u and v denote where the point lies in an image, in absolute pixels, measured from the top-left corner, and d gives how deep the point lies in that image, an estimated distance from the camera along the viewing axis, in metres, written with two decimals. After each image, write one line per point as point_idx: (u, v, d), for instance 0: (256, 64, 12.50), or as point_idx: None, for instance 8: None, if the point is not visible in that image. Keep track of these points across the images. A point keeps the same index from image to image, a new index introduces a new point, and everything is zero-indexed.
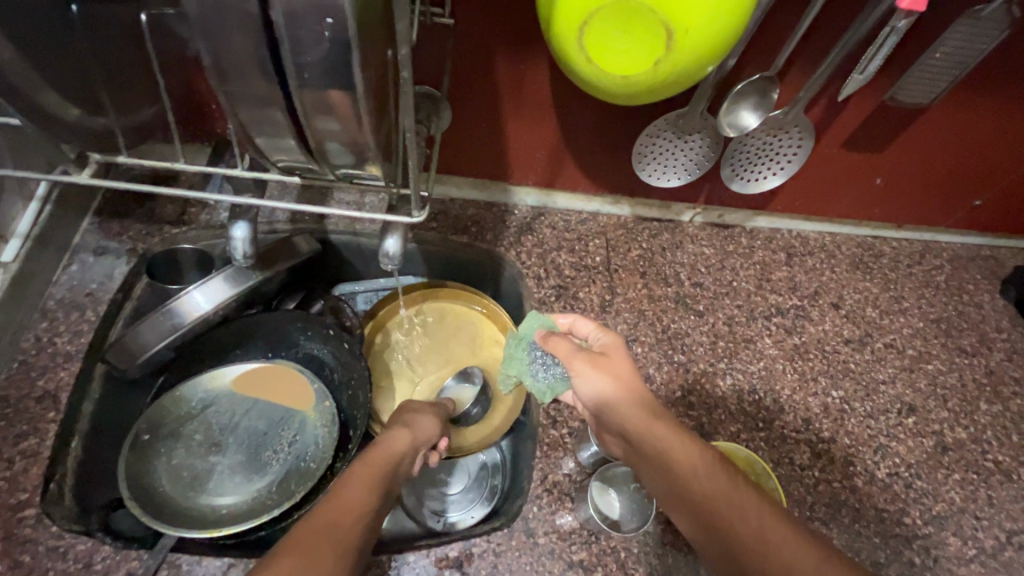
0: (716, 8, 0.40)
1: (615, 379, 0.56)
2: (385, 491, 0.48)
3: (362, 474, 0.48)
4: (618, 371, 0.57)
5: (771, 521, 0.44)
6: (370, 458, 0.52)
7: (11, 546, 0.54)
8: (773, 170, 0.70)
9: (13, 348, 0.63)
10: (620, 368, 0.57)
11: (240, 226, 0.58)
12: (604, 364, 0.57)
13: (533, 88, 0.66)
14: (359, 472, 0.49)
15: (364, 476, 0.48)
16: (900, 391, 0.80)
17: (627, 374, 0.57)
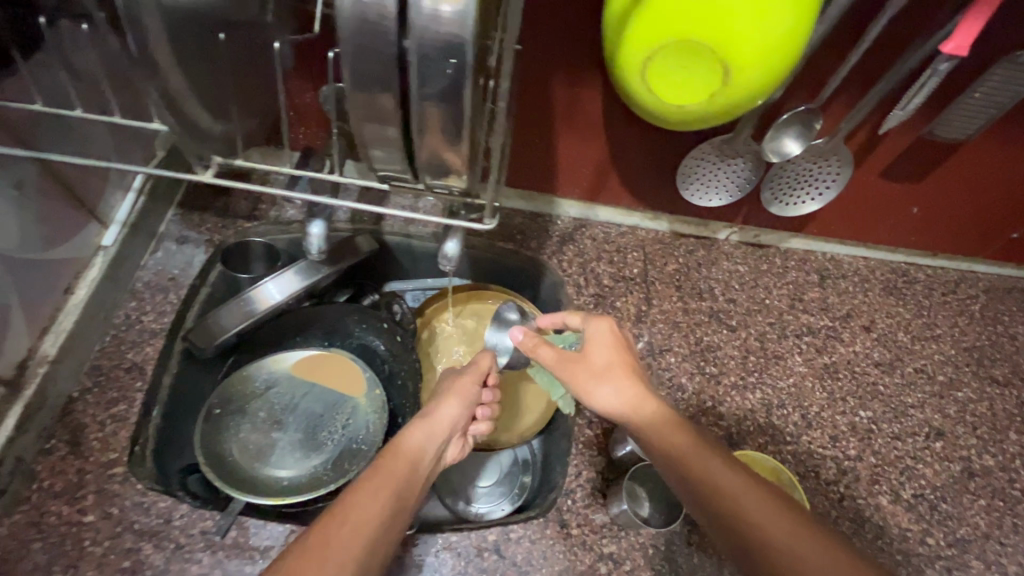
0: (771, 50, 0.45)
1: (595, 380, 0.59)
2: (395, 497, 0.52)
3: (375, 476, 0.53)
4: (608, 372, 0.59)
5: (753, 504, 0.48)
6: (385, 461, 0.55)
7: (103, 498, 0.60)
8: (810, 196, 0.73)
9: (107, 323, 0.69)
10: (611, 368, 0.59)
11: (316, 224, 0.63)
12: (594, 366, 0.60)
13: (587, 110, 0.71)
14: (372, 474, 0.53)
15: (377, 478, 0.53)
16: (929, 416, 0.81)
17: (609, 370, 0.59)
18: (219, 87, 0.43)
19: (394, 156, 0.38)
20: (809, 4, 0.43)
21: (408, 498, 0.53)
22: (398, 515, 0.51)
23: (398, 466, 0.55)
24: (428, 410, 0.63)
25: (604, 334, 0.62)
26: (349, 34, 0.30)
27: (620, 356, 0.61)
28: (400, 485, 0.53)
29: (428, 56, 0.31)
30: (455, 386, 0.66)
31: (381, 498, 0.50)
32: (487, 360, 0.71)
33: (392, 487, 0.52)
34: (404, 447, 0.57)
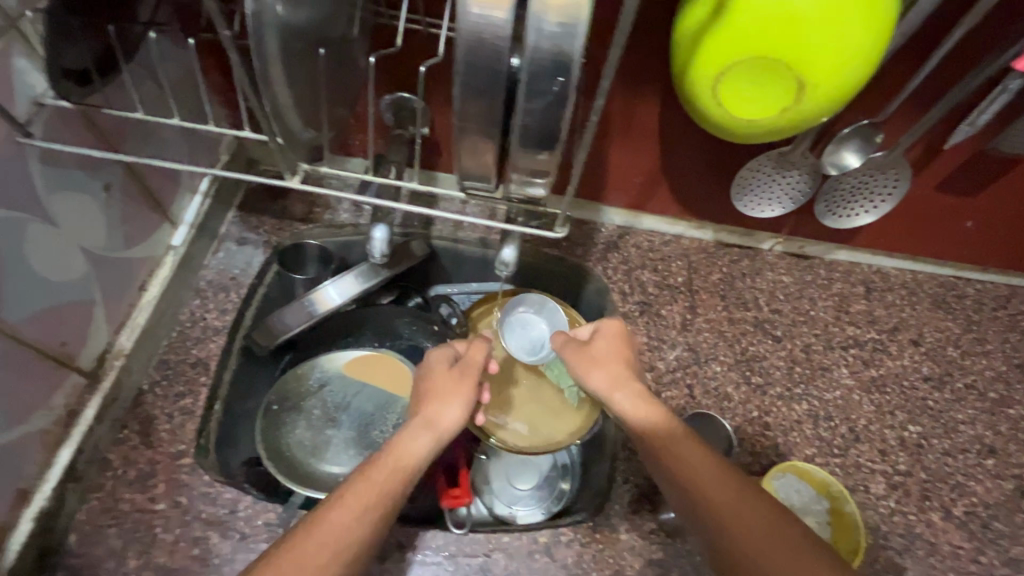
0: (850, 66, 0.45)
1: (592, 367, 0.63)
2: (378, 517, 0.50)
3: (361, 496, 0.51)
4: (608, 363, 0.63)
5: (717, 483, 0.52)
6: (373, 473, 0.53)
7: (172, 487, 0.63)
8: (865, 209, 0.73)
9: (173, 319, 0.72)
10: (609, 359, 0.63)
11: (379, 228, 0.67)
12: (595, 356, 0.64)
13: (640, 122, 0.71)
14: (359, 493, 0.51)
15: (367, 495, 0.51)
16: (980, 433, 0.80)
17: (606, 360, 0.63)
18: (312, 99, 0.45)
19: (485, 168, 0.39)
20: (887, 23, 0.44)
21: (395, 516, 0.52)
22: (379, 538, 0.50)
23: (393, 486, 0.53)
24: (430, 413, 0.59)
25: (610, 333, 0.66)
26: (465, 54, 0.32)
27: (620, 352, 0.65)
28: (389, 507, 0.51)
29: (536, 77, 0.32)
30: (456, 390, 0.61)
31: (363, 523, 0.49)
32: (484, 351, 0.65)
33: (381, 508, 0.51)
34: (400, 459, 0.55)
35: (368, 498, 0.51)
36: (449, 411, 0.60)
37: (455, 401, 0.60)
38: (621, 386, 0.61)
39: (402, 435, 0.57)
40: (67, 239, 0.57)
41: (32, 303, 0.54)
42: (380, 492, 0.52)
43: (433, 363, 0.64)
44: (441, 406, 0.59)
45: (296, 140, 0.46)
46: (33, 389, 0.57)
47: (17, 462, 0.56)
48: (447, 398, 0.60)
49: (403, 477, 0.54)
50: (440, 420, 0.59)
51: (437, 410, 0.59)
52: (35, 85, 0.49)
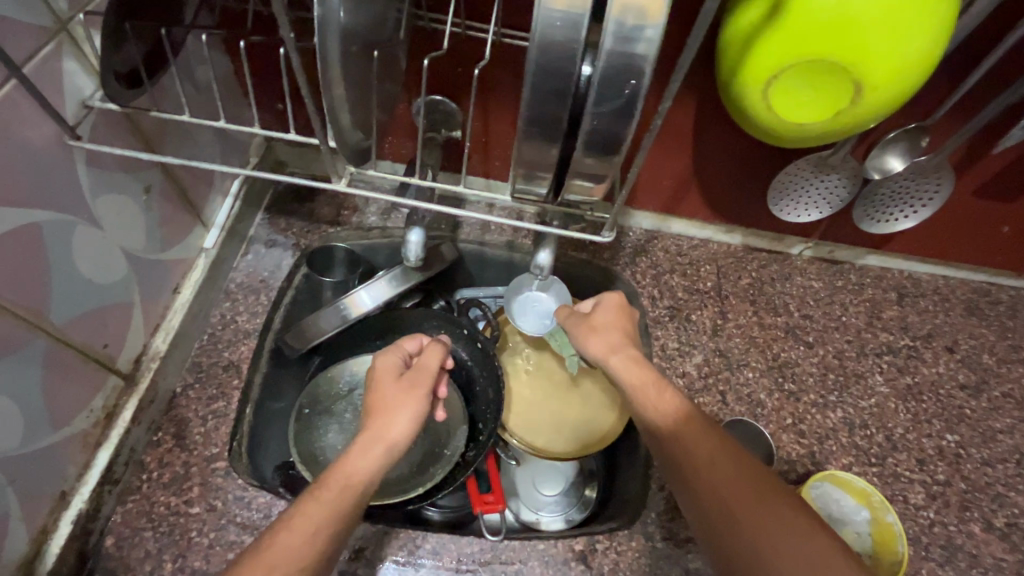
0: (908, 68, 0.45)
1: (592, 333, 0.62)
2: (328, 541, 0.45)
3: (309, 517, 0.46)
4: (609, 332, 0.62)
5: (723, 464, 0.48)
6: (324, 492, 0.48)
7: (207, 491, 0.62)
8: (906, 213, 0.72)
9: (204, 322, 0.72)
10: (610, 327, 0.62)
11: (415, 231, 0.67)
12: (595, 326, 0.63)
13: (676, 125, 0.70)
14: (307, 514, 0.46)
15: (317, 516, 0.46)
16: (1019, 442, 0.78)
17: (606, 329, 0.62)
18: (364, 100, 0.44)
19: (546, 170, 0.39)
20: (946, 24, 0.44)
21: (349, 536, 0.48)
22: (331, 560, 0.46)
23: (346, 503, 0.48)
24: (379, 426, 0.55)
25: (612, 307, 0.65)
26: (538, 56, 0.31)
27: (621, 322, 0.63)
28: (342, 526, 0.47)
29: (611, 78, 0.32)
30: (405, 400, 0.57)
31: (310, 548, 0.44)
32: (435, 355, 0.62)
33: (333, 527, 0.46)
34: (349, 475, 0.50)
35: (317, 519, 0.46)
36: (401, 421, 0.56)
37: (405, 410, 0.56)
38: (623, 351, 0.60)
39: (350, 450, 0.52)
40: (108, 240, 0.57)
41: (75, 304, 0.54)
42: (330, 510, 0.47)
43: (380, 374, 0.60)
44: (391, 417, 0.55)
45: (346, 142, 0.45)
46: (74, 390, 0.56)
47: (57, 464, 0.56)
48: (395, 408, 0.56)
49: (354, 493, 0.49)
50: (392, 432, 0.55)
51: (387, 421, 0.55)
52: (83, 86, 0.49)
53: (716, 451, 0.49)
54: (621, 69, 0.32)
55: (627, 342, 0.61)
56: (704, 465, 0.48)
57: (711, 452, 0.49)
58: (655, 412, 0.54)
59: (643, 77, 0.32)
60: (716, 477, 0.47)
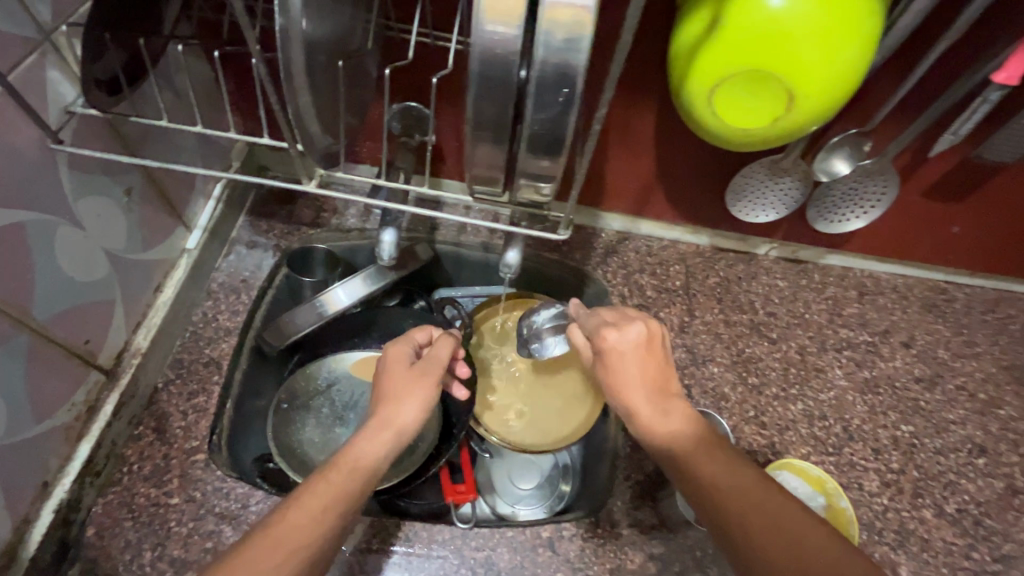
0: (837, 79, 0.48)
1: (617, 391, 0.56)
2: (335, 523, 0.49)
3: (315, 499, 0.49)
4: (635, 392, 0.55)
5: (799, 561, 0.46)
6: (331, 474, 0.51)
7: (187, 482, 0.64)
8: (855, 214, 0.76)
9: (186, 320, 0.75)
10: (626, 379, 0.55)
11: (388, 232, 0.69)
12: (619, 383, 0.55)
13: (640, 130, 0.74)
14: (313, 495, 0.49)
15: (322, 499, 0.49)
16: (971, 432, 0.82)
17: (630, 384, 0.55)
18: (331, 107, 0.47)
19: (496, 170, 0.42)
20: (871, 36, 0.47)
21: (353, 519, 0.51)
22: (336, 539, 0.49)
23: (350, 487, 0.51)
24: (387, 413, 0.56)
25: (630, 351, 0.55)
26: (478, 65, 0.35)
27: (648, 362, 0.56)
28: (345, 511, 0.49)
29: (546, 87, 0.35)
30: (416, 388, 0.58)
31: (315, 529, 0.47)
32: (446, 346, 0.62)
33: (336, 512, 0.49)
34: (355, 461, 0.52)
35: (322, 500, 0.49)
36: (409, 409, 0.56)
37: (413, 398, 0.57)
38: (647, 405, 0.55)
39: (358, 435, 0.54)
40: (91, 241, 0.59)
41: (57, 301, 0.56)
42: (335, 493, 0.50)
43: (392, 361, 0.61)
44: (401, 405, 0.56)
45: (316, 145, 0.48)
46: (56, 385, 0.58)
47: (40, 455, 0.58)
48: (403, 397, 0.57)
49: (359, 478, 0.51)
50: (400, 420, 0.56)
51: (396, 408, 0.56)
52: (66, 94, 0.52)
53: (756, 505, 0.49)
54: (557, 79, 0.35)
55: (648, 393, 0.55)
56: (742, 525, 0.48)
57: (748, 505, 0.49)
58: (681, 464, 0.53)
59: (576, 88, 0.35)
60: (753, 536, 0.48)
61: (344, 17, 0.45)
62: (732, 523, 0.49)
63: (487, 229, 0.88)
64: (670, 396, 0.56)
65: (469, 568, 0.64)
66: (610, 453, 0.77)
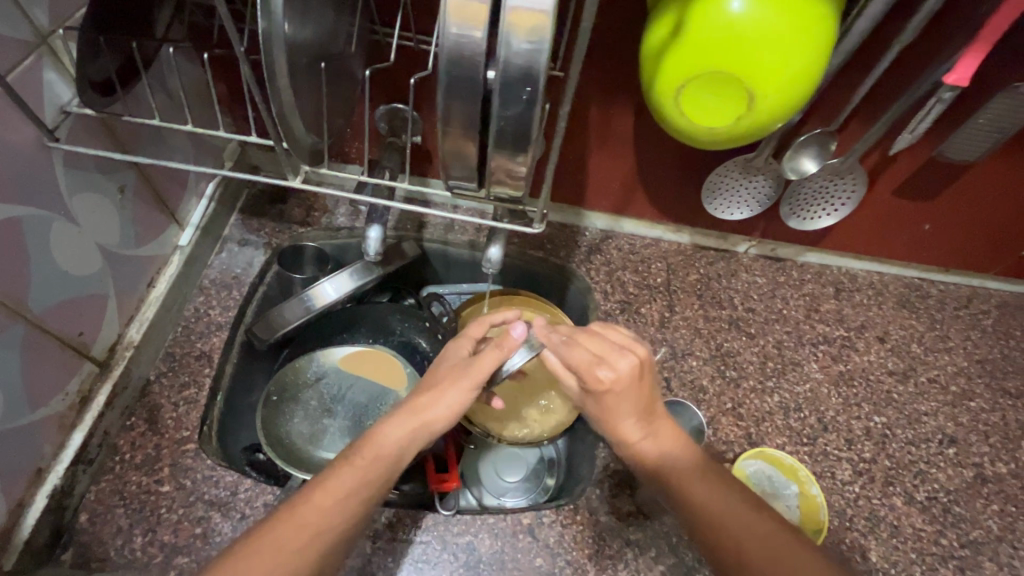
0: (794, 79, 0.51)
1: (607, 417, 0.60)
2: (356, 506, 0.53)
3: (340, 483, 0.53)
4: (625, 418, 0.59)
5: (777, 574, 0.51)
6: (360, 457, 0.56)
7: (177, 470, 0.66)
8: (826, 211, 0.79)
9: (178, 315, 0.77)
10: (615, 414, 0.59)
11: (374, 228, 0.71)
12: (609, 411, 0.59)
13: (619, 130, 0.77)
14: (338, 479, 0.54)
15: (346, 484, 0.54)
16: (942, 423, 0.85)
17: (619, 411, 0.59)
18: (315, 107, 0.50)
19: (469, 165, 0.44)
20: (825, 38, 0.50)
21: (373, 506, 0.54)
22: (357, 523, 0.53)
23: (371, 476, 0.54)
24: (419, 405, 0.59)
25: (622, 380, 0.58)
26: (447, 66, 0.37)
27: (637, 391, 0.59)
28: (367, 497, 0.53)
29: (510, 85, 0.38)
30: (449, 386, 0.60)
31: (339, 510, 0.52)
32: (490, 360, 0.60)
33: (359, 496, 0.53)
34: (379, 448, 0.56)
35: (346, 485, 0.53)
36: (439, 406, 0.59)
37: (447, 398, 0.59)
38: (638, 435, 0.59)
39: (385, 422, 0.58)
40: (85, 236, 0.62)
41: (53, 292, 0.58)
42: (359, 479, 0.54)
43: (442, 359, 0.65)
44: (432, 401, 0.59)
45: (300, 143, 0.51)
46: (51, 374, 0.60)
47: (34, 442, 0.60)
48: (437, 395, 0.59)
49: (381, 467, 0.55)
50: (429, 415, 0.59)
51: (428, 404, 0.59)
52: (62, 94, 0.55)
53: (745, 522, 0.54)
54: (520, 78, 0.37)
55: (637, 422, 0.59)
56: (735, 541, 0.53)
57: (738, 526, 0.53)
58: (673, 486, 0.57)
59: (538, 87, 0.37)
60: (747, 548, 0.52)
61: (326, 22, 0.48)
62: (723, 540, 0.53)
63: (474, 228, 0.90)
64: (656, 418, 0.60)
65: (451, 553, 0.67)
66: (591, 445, 0.79)
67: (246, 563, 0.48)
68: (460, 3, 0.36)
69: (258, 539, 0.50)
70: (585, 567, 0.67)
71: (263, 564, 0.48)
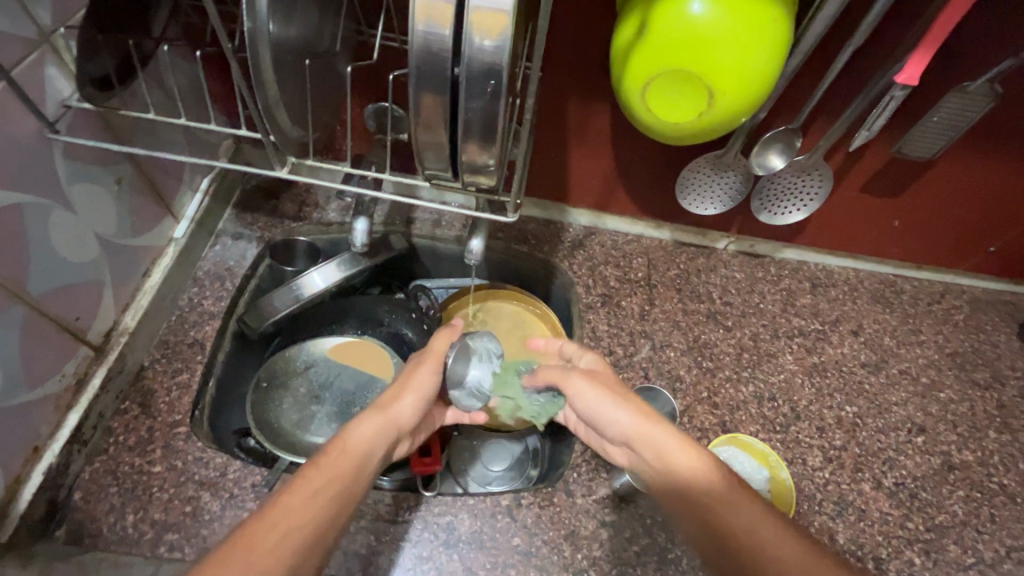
0: (750, 76, 0.54)
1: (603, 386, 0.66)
2: (328, 503, 0.55)
3: (310, 481, 0.55)
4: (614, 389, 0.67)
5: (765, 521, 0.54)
6: (328, 456, 0.58)
7: (169, 452, 0.69)
8: (796, 207, 0.83)
9: (173, 305, 0.79)
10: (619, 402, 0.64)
11: (361, 221, 0.74)
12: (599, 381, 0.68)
13: (598, 127, 0.80)
14: (308, 479, 0.55)
15: (317, 481, 0.55)
16: (911, 413, 0.87)
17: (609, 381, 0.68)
18: (300, 101, 0.53)
19: (442, 155, 0.48)
20: (778, 37, 0.53)
21: (346, 504, 0.56)
22: (331, 520, 0.54)
23: (342, 473, 0.57)
24: (383, 402, 0.65)
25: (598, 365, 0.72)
26: (417, 62, 0.41)
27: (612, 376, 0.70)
28: (338, 493, 0.56)
29: (475, 78, 0.41)
30: (411, 383, 0.66)
31: (312, 508, 0.53)
32: (443, 342, 0.69)
33: (330, 492, 0.55)
34: (347, 445, 0.60)
35: (316, 483, 0.55)
36: (403, 403, 0.65)
37: (408, 394, 0.66)
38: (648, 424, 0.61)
39: (354, 422, 0.62)
40: (83, 225, 0.65)
41: (52, 276, 0.61)
42: (329, 476, 0.56)
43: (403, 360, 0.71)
44: (395, 399, 0.65)
45: (286, 136, 0.54)
46: (48, 355, 0.63)
47: (31, 421, 0.63)
48: (399, 394, 0.65)
49: (351, 464, 0.58)
50: (393, 411, 0.64)
51: (391, 401, 0.65)
52: (63, 89, 0.58)
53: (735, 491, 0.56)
54: (484, 72, 0.41)
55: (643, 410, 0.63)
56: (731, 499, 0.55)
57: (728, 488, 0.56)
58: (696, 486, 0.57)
59: (501, 80, 0.41)
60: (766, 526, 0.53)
61: (311, 22, 0.51)
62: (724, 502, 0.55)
63: (461, 224, 0.93)
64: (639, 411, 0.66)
65: (432, 532, 0.69)
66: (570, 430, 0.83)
67: (217, 567, 0.47)
68: (427, 3, 0.39)
69: (228, 542, 0.49)
70: (561, 546, 0.70)
71: (235, 564, 0.47)
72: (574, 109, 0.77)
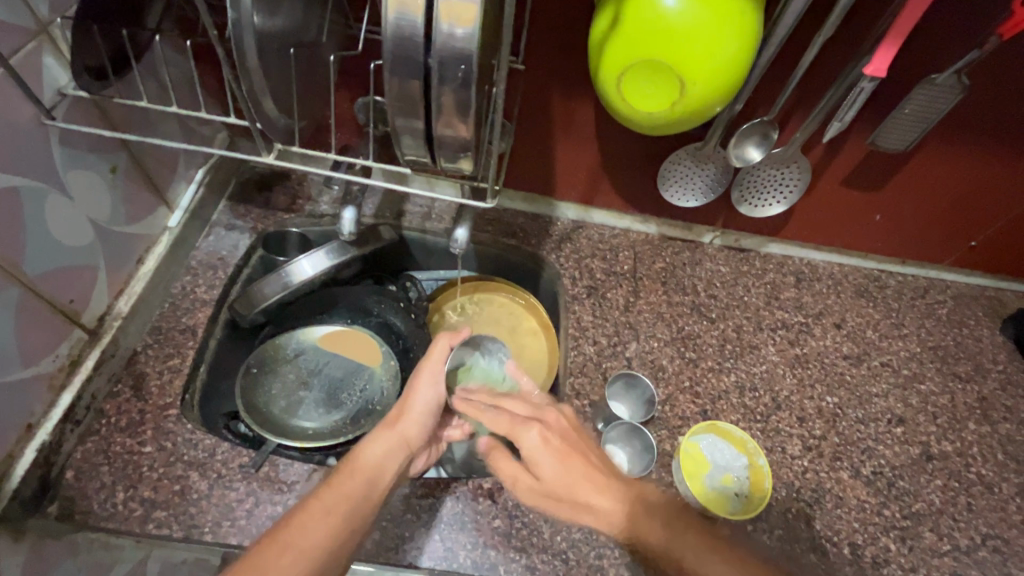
0: (720, 70, 0.56)
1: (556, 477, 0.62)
2: (342, 521, 0.57)
3: (322, 502, 0.58)
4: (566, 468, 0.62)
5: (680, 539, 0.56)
6: (339, 478, 0.61)
7: (159, 433, 0.71)
8: (776, 200, 0.86)
9: (167, 292, 0.81)
10: (579, 484, 0.61)
11: (349, 210, 0.76)
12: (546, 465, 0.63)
13: (582, 120, 0.82)
14: (319, 500, 0.58)
15: (328, 502, 0.58)
16: (891, 404, 0.89)
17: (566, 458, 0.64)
18: (285, 89, 0.55)
19: (418, 140, 0.50)
20: (747, 34, 0.55)
21: (360, 522, 0.58)
22: (345, 538, 0.57)
23: (354, 491, 0.60)
24: (392, 420, 0.67)
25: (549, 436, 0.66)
26: (391, 46, 0.43)
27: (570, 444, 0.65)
28: (351, 511, 0.58)
29: (446, 63, 0.43)
30: (414, 396, 0.69)
31: (325, 527, 0.56)
32: (443, 345, 0.71)
33: (341, 512, 0.58)
34: (360, 466, 0.63)
35: (327, 502, 0.58)
36: (411, 419, 0.68)
37: (417, 412, 0.68)
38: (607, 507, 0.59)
39: (364, 443, 0.65)
40: (79, 210, 0.67)
41: (47, 259, 0.63)
42: (341, 496, 0.59)
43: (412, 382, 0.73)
44: (402, 416, 0.67)
45: (272, 122, 0.56)
46: (43, 336, 0.65)
47: (25, 399, 0.65)
48: (407, 412, 0.68)
49: (363, 483, 0.61)
50: (403, 430, 0.67)
51: (400, 420, 0.67)
52: (59, 78, 0.60)
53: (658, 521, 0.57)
54: (455, 57, 0.43)
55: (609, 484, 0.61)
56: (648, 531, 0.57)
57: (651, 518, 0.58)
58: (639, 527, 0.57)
59: (471, 65, 0.43)
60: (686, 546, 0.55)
61: (297, 13, 0.53)
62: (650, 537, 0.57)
63: (450, 217, 0.94)
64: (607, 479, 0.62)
65: (415, 514, 0.71)
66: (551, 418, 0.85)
67: None
68: None
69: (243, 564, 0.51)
70: (540, 528, 0.71)
71: None
72: (559, 102, 0.79)
